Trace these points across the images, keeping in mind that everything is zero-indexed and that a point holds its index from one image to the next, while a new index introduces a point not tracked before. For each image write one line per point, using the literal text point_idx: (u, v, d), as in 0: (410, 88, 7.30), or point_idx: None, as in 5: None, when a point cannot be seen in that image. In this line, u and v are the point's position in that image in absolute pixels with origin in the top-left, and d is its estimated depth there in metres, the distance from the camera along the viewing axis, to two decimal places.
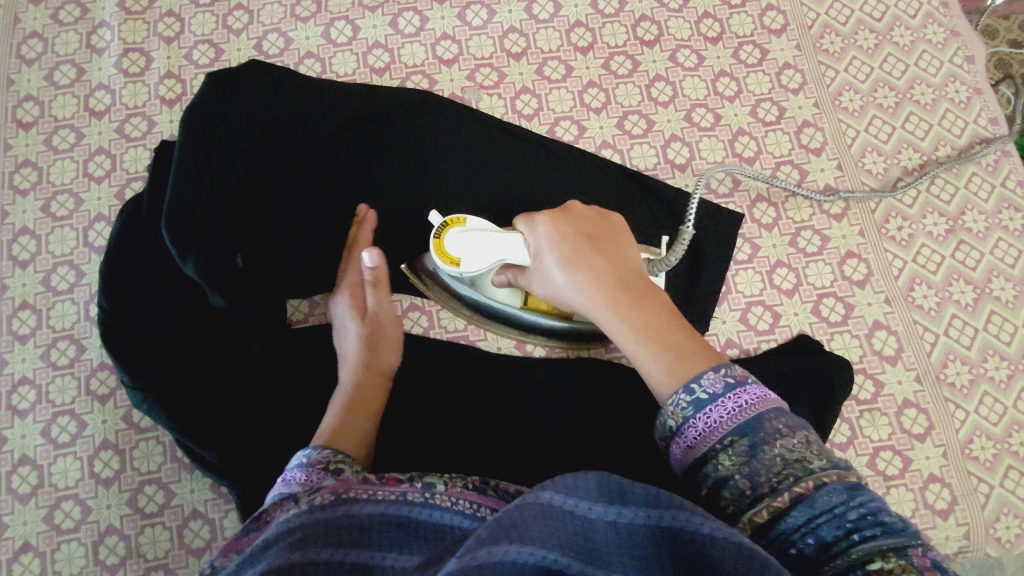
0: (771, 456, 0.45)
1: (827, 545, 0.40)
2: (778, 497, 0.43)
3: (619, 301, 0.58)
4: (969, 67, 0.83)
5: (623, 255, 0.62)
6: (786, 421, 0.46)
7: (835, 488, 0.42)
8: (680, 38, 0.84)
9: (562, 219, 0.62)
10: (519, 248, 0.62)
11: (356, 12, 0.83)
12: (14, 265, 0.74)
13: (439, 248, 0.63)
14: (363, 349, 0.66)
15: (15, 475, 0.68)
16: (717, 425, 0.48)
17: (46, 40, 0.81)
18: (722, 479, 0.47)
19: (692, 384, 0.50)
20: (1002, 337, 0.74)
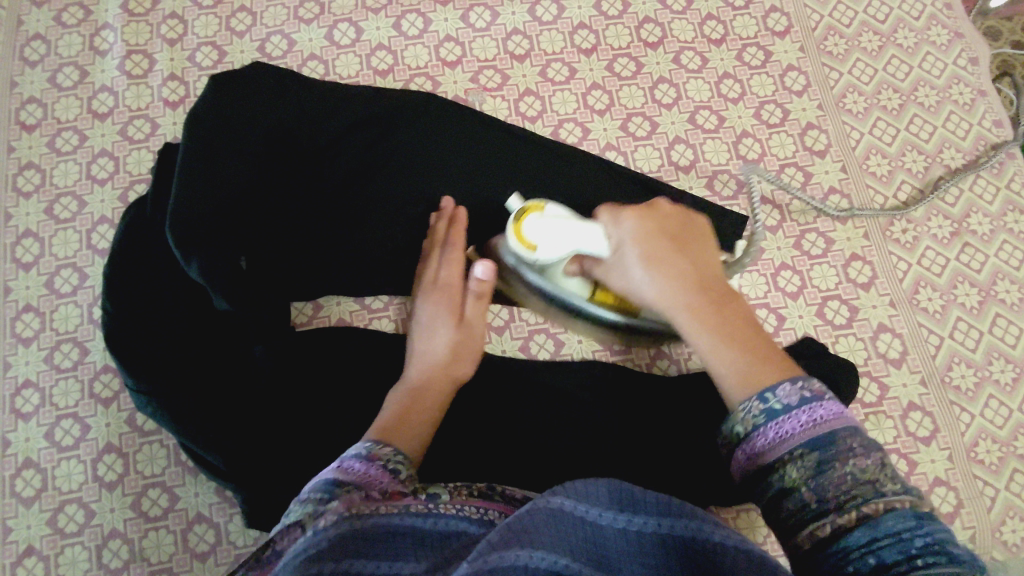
0: (846, 476, 0.40)
1: (887, 568, 0.36)
2: (846, 516, 0.39)
3: (702, 301, 0.51)
4: (973, 69, 0.83)
5: (711, 261, 0.56)
6: (862, 440, 0.41)
7: (906, 515, 0.38)
8: (684, 40, 0.84)
9: (652, 215, 0.57)
10: (598, 237, 0.58)
11: (360, 14, 0.83)
12: (17, 268, 0.74)
13: (517, 232, 0.64)
14: (441, 349, 0.67)
15: (19, 478, 0.68)
16: (790, 436, 0.42)
17: (49, 42, 0.81)
18: (786, 491, 0.42)
19: (766, 392, 0.44)
20: (1007, 339, 0.74)
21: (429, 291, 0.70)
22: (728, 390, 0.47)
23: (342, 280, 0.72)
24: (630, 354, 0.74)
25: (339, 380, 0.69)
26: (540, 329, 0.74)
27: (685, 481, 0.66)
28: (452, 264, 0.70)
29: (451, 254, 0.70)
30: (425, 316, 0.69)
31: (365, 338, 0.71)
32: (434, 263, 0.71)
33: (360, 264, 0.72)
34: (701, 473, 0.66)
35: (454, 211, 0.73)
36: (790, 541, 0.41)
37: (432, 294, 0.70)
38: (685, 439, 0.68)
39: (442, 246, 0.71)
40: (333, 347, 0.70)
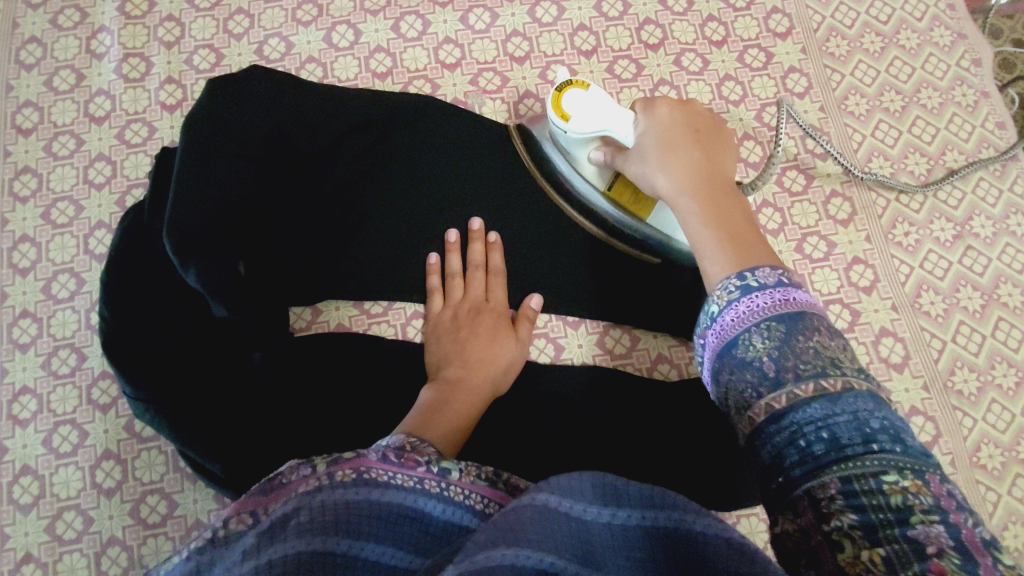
0: (809, 349, 0.41)
1: (838, 448, 0.37)
2: (803, 387, 0.40)
3: (703, 183, 0.57)
4: (976, 70, 0.82)
5: (721, 156, 0.61)
6: (826, 324, 0.43)
7: (862, 396, 0.39)
8: (685, 41, 0.83)
9: (682, 109, 0.63)
10: (628, 123, 0.63)
11: (358, 16, 0.82)
12: (14, 274, 0.73)
13: (554, 104, 0.66)
14: (487, 358, 0.67)
15: (16, 486, 0.67)
16: (760, 310, 0.44)
17: (45, 45, 0.81)
18: (750, 364, 0.43)
19: (744, 272, 0.47)
20: (1010, 343, 0.73)
21: (480, 310, 0.71)
22: (712, 269, 0.52)
23: (341, 284, 0.71)
24: (631, 357, 0.73)
25: (338, 386, 0.69)
26: (540, 333, 0.74)
27: (690, 479, 0.66)
28: (501, 288, 0.72)
29: (503, 279, 0.72)
30: (473, 329, 0.69)
31: (363, 344, 0.71)
32: (482, 283, 0.72)
33: (360, 268, 0.72)
34: (703, 475, 0.67)
35: (489, 235, 0.73)
36: (742, 419, 0.43)
37: (484, 313, 0.70)
38: (690, 438, 0.68)
39: (489, 269, 0.72)
40: (330, 353, 0.70)
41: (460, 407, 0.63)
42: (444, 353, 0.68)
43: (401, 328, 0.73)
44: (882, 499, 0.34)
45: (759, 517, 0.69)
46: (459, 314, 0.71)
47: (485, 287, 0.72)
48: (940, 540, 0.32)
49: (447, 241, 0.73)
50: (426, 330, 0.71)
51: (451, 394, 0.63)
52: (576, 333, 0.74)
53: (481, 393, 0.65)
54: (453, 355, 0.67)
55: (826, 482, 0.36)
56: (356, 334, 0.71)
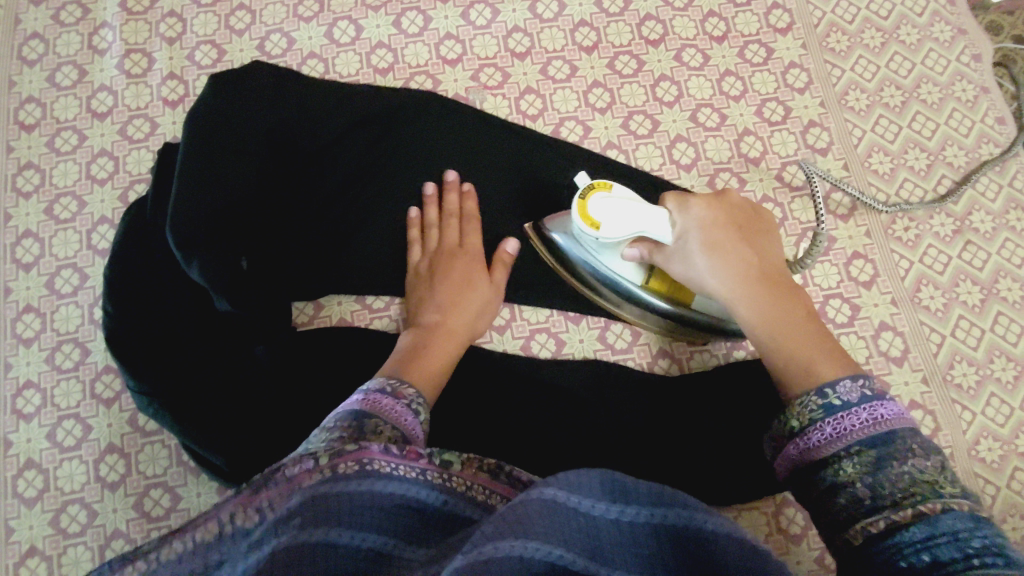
0: (902, 473, 0.42)
1: (938, 563, 0.38)
2: (900, 510, 0.41)
3: (761, 290, 0.55)
4: (976, 66, 0.82)
5: (769, 250, 0.58)
6: (918, 443, 0.43)
7: (963, 516, 0.39)
8: (685, 37, 0.83)
9: (719, 204, 0.58)
10: (664, 223, 0.57)
11: (359, 12, 0.83)
12: (18, 268, 0.74)
13: (581, 212, 0.60)
14: (462, 303, 0.68)
15: (21, 479, 0.68)
16: (848, 432, 0.44)
17: (48, 41, 0.81)
18: (838, 485, 0.44)
19: (826, 388, 0.46)
20: (1009, 338, 0.74)
21: (456, 255, 0.71)
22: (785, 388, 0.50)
23: (345, 278, 0.72)
24: (632, 352, 0.74)
25: (344, 384, 0.68)
26: (541, 328, 0.74)
27: (695, 479, 0.66)
28: (475, 234, 0.72)
29: (477, 225, 0.73)
30: (448, 274, 0.70)
31: (367, 339, 0.71)
32: (456, 230, 0.72)
33: (364, 263, 0.73)
34: (712, 475, 0.67)
35: (462, 184, 0.73)
36: (843, 533, 0.43)
37: (459, 258, 0.71)
38: (698, 438, 0.68)
39: (463, 216, 0.73)
40: (336, 348, 0.70)
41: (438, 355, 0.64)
42: (425, 301, 0.69)
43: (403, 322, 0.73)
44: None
45: (760, 511, 0.69)
46: (436, 263, 0.71)
47: (460, 232, 0.72)
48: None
49: (424, 193, 0.73)
50: (406, 281, 0.72)
51: (430, 339, 0.65)
52: (576, 328, 0.74)
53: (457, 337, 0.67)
54: (430, 302, 0.69)
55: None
56: (361, 330, 0.71)
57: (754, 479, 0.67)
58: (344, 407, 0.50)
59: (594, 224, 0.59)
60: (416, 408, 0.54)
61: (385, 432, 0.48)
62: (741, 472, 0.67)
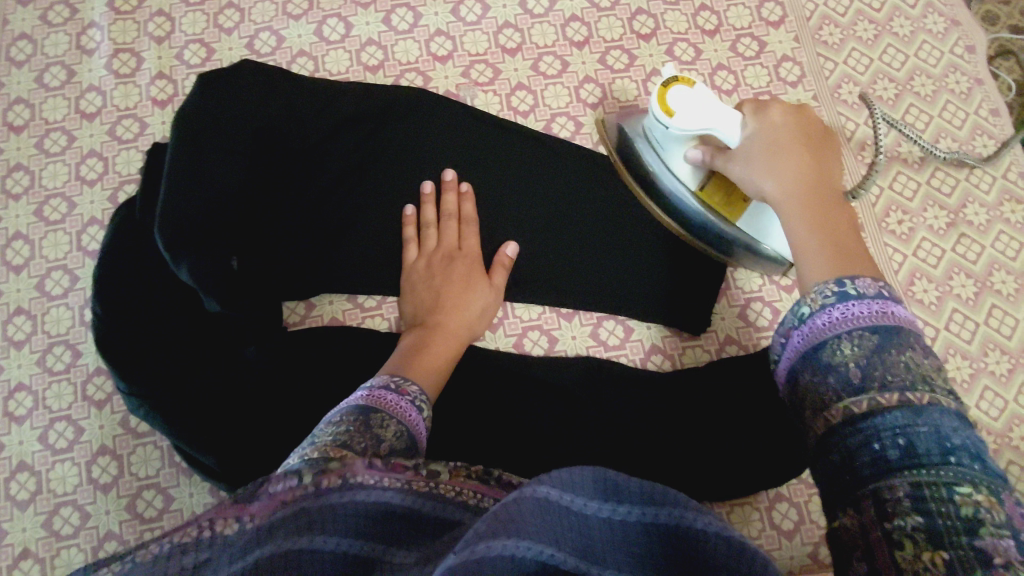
0: (900, 362, 0.37)
1: (916, 459, 0.33)
2: (887, 395, 0.35)
3: (815, 195, 0.51)
4: (969, 57, 0.82)
5: (836, 171, 0.54)
6: (921, 343, 0.38)
7: (952, 414, 0.34)
8: (677, 31, 0.83)
9: (798, 117, 0.56)
10: (736, 124, 0.56)
11: (349, 9, 0.82)
12: (8, 271, 0.73)
13: (659, 96, 0.58)
14: (461, 305, 0.69)
15: (14, 482, 0.68)
16: (852, 319, 0.39)
17: (36, 42, 0.81)
18: (829, 369, 0.38)
19: (844, 278, 0.41)
20: (1003, 330, 0.73)
21: (454, 257, 0.71)
22: (803, 273, 0.46)
23: (335, 278, 0.72)
24: (624, 348, 0.73)
25: (335, 383, 0.68)
26: (534, 325, 0.74)
27: (687, 475, 0.66)
28: (473, 235, 0.73)
29: (476, 227, 0.73)
30: (448, 276, 0.70)
31: (358, 337, 0.71)
32: (454, 231, 0.73)
33: (354, 262, 0.72)
34: (705, 471, 0.67)
35: (461, 184, 0.73)
36: (815, 417, 0.38)
37: (458, 261, 0.71)
38: (691, 434, 0.68)
39: (461, 218, 0.73)
40: (327, 347, 0.70)
41: (436, 355, 0.65)
42: (424, 303, 0.70)
43: (394, 321, 0.73)
44: (953, 512, 0.31)
45: (753, 506, 0.69)
46: (433, 263, 0.71)
47: (458, 234, 0.73)
48: (1007, 554, 0.29)
49: (423, 191, 0.73)
50: (402, 278, 0.72)
51: (429, 340, 0.66)
52: (569, 325, 0.74)
53: (455, 338, 0.67)
54: (430, 303, 0.69)
55: (894, 487, 0.33)
56: (352, 329, 0.71)
57: (746, 475, 0.67)
58: (349, 402, 0.50)
59: (668, 110, 0.58)
60: (420, 405, 0.55)
61: (391, 427, 0.48)
62: (734, 468, 0.67)
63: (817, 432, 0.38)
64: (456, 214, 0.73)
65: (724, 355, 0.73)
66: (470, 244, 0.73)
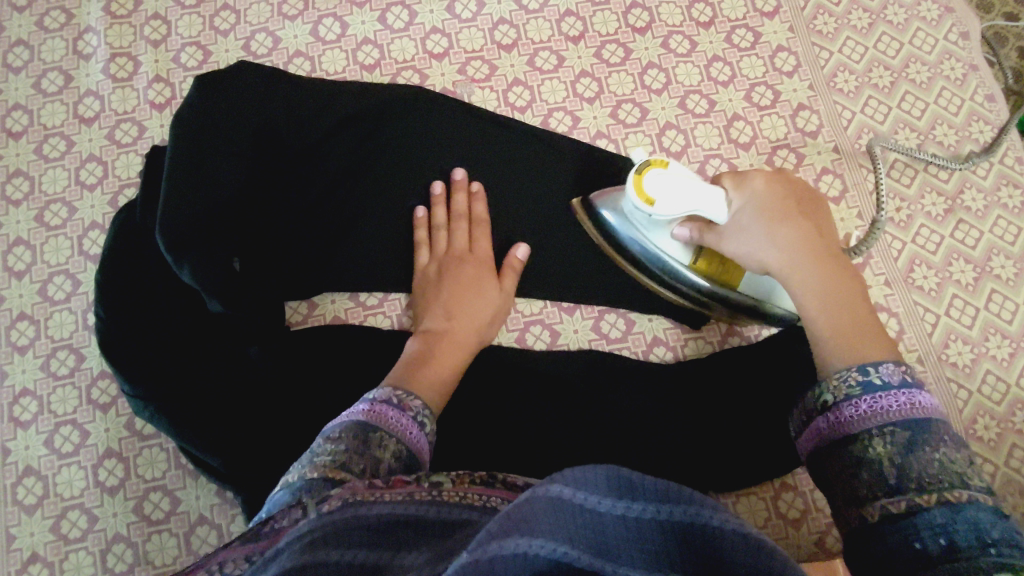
0: (932, 459, 0.40)
1: (956, 547, 0.36)
2: (924, 495, 0.39)
3: (824, 269, 0.52)
4: (964, 44, 0.82)
5: (831, 231, 0.56)
6: (948, 434, 0.41)
7: (986, 509, 0.37)
8: (672, 23, 0.83)
9: (782, 181, 0.57)
10: (719, 203, 0.55)
11: (344, 9, 0.82)
12: (10, 276, 0.74)
13: (637, 186, 0.58)
14: (472, 310, 0.68)
15: (21, 487, 0.68)
16: (881, 411, 0.42)
17: (32, 48, 0.81)
18: (862, 461, 0.41)
19: (866, 366, 0.44)
20: (1003, 315, 0.73)
21: (466, 259, 0.71)
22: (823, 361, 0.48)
23: (336, 278, 0.72)
24: (626, 342, 0.74)
25: (339, 382, 0.68)
26: (535, 320, 0.74)
27: (692, 466, 0.67)
28: (484, 239, 0.73)
29: (487, 228, 0.73)
30: (458, 282, 0.70)
31: (363, 336, 0.71)
32: (465, 233, 0.72)
33: (355, 261, 0.73)
34: (711, 462, 0.67)
35: (472, 184, 0.73)
36: (855, 512, 0.41)
37: (468, 263, 0.71)
38: (697, 426, 0.68)
39: (472, 219, 0.73)
40: (332, 346, 0.70)
41: (448, 358, 0.64)
42: (432, 305, 0.69)
43: (397, 319, 0.74)
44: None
45: (758, 496, 0.69)
46: (444, 266, 0.71)
47: (468, 236, 0.73)
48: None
49: (434, 193, 0.73)
50: (414, 281, 0.72)
51: (438, 342, 0.65)
52: (570, 319, 0.74)
53: (465, 342, 0.67)
54: (438, 304, 0.69)
55: (936, 566, 0.36)
56: (355, 328, 0.71)
57: (749, 465, 0.67)
58: (349, 417, 0.49)
59: (649, 198, 0.57)
60: (421, 421, 0.53)
61: (391, 446, 0.48)
62: (739, 459, 0.67)
63: (855, 522, 0.41)
64: (465, 214, 0.73)
65: (727, 346, 0.73)
66: (478, 246, 0.72)
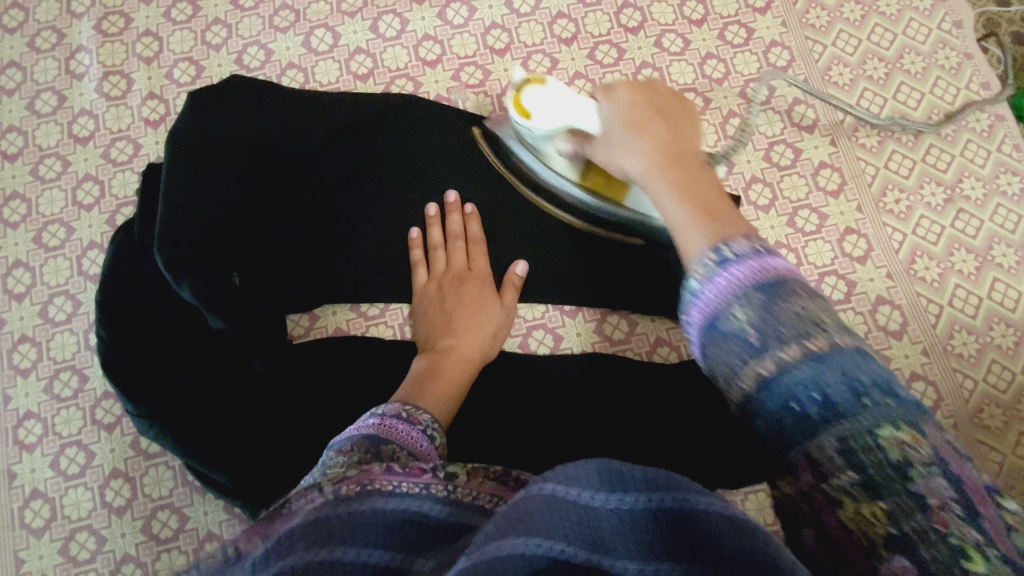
0: (791, 314, 0.37)
1: (834, 411, 0.33)
2: (790, 353, 0.35)
3: (674, 163, 0.53)
4: (957, 33, 0.82)
5: (690, 129, 0.57)
6: (806, 290, 0.38)
7: (851, 356, 0.35)
8: (664, 23, 0.83)
9: (643, 89, 0.59)
10: (590, 113, 0.59)
11: (336, 19, 0.82)
12: (11, 299, 0.73)
13: (516, 102, 0.62)
14: (475, 330, 0.68)
15: (28, 510, 0.68)
16: (737, 283, 0.39)
17: (25, 69, 0.81)
18: (729, 337, 0.38)
19: (720, 246, 0.41)
20: (1007, 303, 0.73)
21: (465, 279, 0.71)
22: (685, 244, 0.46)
23: (336, 287, 0.72)
24: (629, 343, 0.73)
25: (349, 389, 0.68)
26: (538, 324, 0.74)
27: (704, 465, 0.66)
28: (482, 256, 0.73)
29: (484, 248, 0.73)
30: (457, 300, 0.70)
31: (366, 348, 0.71)
32: (463, 253, 0.72)
33: (355, 272, 0.72)
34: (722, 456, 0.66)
35: (466, 206, 0.73)
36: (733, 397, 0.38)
37: (468, 282, 0.71)
38: (702, 420, 0.68)
39: (469, 239, 0.73)
40: (336, 359, 0.70)
41: (453, 377, 0.64)
42: (433, 325, 0.69)
43: (399, 328, 0.73)
44: (882, 454, 0.32)
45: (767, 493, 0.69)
46: (444, 285, 0.71)
47: (466, 255, 0.73)
48: (940, 491, 0.31)
49: (429, 215, 0.73)
50: (415, 303, 0.72)
51: (440, 363, 0.65)
52: (573, 322, 0.74)
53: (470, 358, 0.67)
54: (442, 326, 0.69)
55: (823, 446, 0.33)
56: (358, 337, 0.71)
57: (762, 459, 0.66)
58: (360, 428, 0.49)
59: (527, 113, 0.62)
60: (432, 433, 0.53)
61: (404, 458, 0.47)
62: None
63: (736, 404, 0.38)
64: (464, 234, 0.73)
65: None
66: (479, 262, 0.73)
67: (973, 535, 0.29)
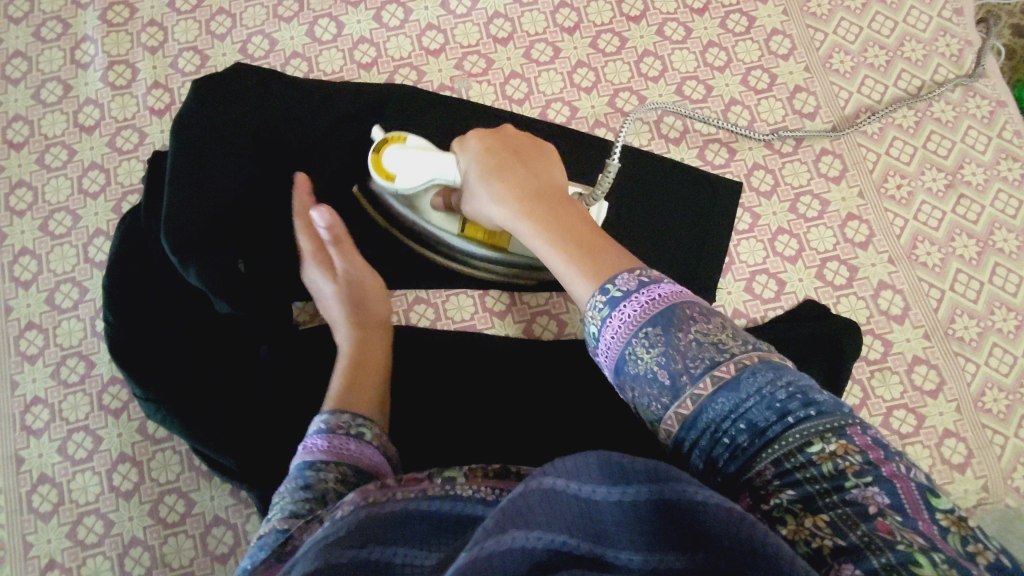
0: (686, 342, 0.44)
1: (763, 434, 0.41)
2: (702, 386, 0.43)
3: (533, 205, 0.57)
4: (958, 20, 0.82)
5: (549, 169, 0.61)
6: (697, 310, 0.45)
7: (761, 374, 0.42)
8: (666, 11, 0.83)
9: (494, 138, 0.63)
10: (449, 166, 0.62)
11: (339, 9, 0.83)
12: (17, 286, 0.74)
13: (377, 165, 0.64)
14: (347, 310, 0.66)
15: (36, 494, 0.68)
16: (631, 321, 0.46)
17: (30, 58, 0.81)
18: (640, 373, 0.45)
19: (607, 285, 0.48)
20: (1008, 288, 0.74)
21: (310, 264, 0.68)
22: (571, 281, 0.51)
23: None
24: None
25: None
26: (542, 311, 0.74)
27: None
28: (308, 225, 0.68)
29: (302, 217, 0.68)
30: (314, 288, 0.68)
31: None
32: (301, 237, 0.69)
33: None
34: None
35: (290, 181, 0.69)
36: (658, 429, 0.45)
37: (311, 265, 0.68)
38: None
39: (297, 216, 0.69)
40: None
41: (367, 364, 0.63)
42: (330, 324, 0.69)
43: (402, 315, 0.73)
44: (814, 469, 0.38)
45: None
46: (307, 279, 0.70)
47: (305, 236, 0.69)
48: (867, 490, 0.36)
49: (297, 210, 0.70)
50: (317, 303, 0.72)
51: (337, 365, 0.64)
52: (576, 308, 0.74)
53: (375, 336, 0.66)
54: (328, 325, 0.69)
55: (762, 472, 0.40)
56: None
57: None
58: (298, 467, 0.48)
59: (389, 176, 0.64)
60: (360, 434, 0.52)
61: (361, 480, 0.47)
62: None
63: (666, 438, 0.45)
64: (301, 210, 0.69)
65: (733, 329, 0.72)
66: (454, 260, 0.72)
67: (918, 539, 0.33)
